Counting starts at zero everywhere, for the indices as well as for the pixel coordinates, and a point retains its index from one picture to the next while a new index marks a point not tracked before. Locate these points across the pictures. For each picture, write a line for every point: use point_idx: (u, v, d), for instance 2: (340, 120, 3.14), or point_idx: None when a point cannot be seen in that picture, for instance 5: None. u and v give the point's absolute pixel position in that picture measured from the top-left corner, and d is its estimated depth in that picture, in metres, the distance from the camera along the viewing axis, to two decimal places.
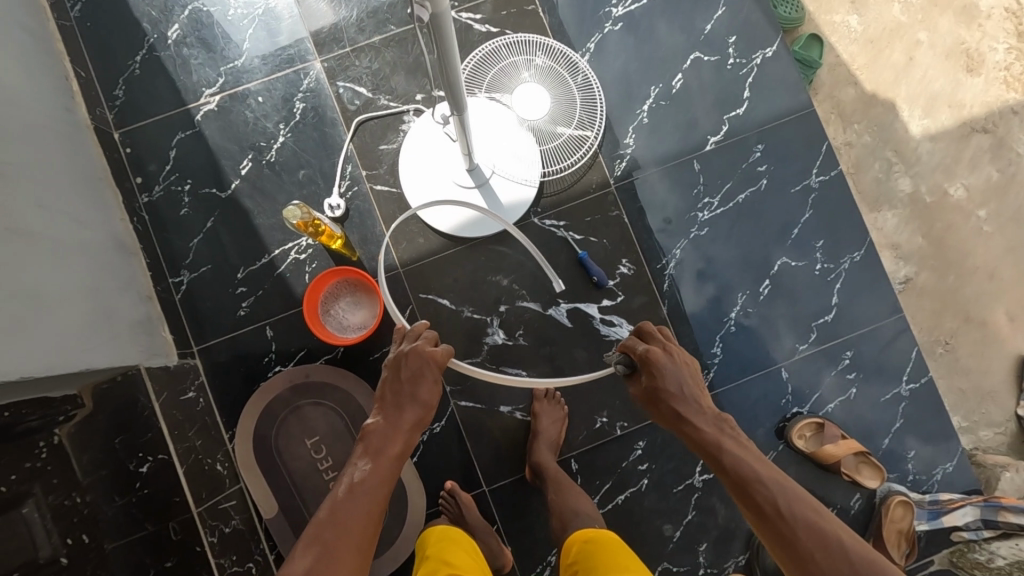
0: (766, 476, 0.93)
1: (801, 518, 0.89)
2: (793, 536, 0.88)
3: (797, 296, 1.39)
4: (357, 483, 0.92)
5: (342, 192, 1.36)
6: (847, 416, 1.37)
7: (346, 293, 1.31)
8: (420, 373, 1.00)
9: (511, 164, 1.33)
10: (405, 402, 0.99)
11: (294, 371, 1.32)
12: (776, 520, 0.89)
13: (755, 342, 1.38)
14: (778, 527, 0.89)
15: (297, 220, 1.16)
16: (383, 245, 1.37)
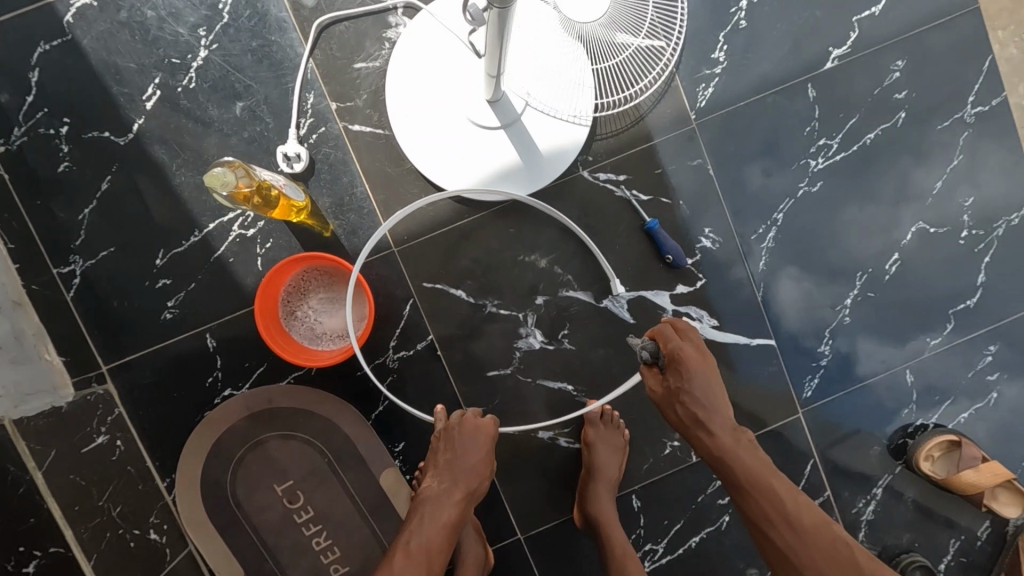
0: (784, 493, 0.72)
1: (822, 543, 0.71)
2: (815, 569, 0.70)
3: (934, 273, 1.03)
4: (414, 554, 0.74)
5: (304, 135, 0.93)
6: (986, 429, 1.05)
7: (317, 285, 0.90)
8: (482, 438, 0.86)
9: (556, 94, 0.89)
10: (466, 464, 0.83)
11: (251, 396, 0.94)
12: (793, 542, 0.71)
13: (874, 337, 1.04)
14: (787, 547, 0.71)
15: (231, 191, 0.75)
16: (367, 213, 0.94)
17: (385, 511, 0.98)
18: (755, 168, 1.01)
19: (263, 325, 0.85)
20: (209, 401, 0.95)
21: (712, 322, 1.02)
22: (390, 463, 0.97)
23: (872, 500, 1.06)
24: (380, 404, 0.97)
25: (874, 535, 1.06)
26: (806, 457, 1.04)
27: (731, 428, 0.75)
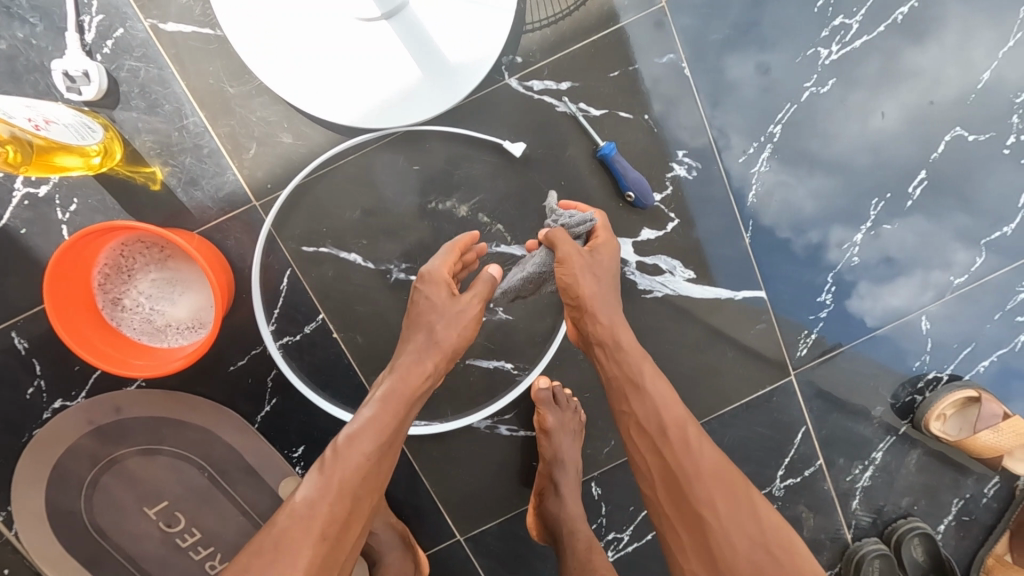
0: (665, 394, 0.58)
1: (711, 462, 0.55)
2: (697, 485, 0.53)
3: (970, 191, 0.81)
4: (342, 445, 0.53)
5: (91, 41, 0.63)
6: (1016, 382, 0.86)
7: (145, 259, 0.66)
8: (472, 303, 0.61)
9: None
10: (435, 330, 0.59)
11: (92, 406, 0.72)
12: (678, 446, 0.56)
13: (884, 277, 0.83)
14: (677, 462, 0.55)
15: None
16: (207, 153, 0.67)
17: None
18: (739, 66, 0.77)
19: (76, 336, 0.61)
20: (35, 418, 0.72)
21: (687, 274, 0.80)
22: (289, 472, 0.77)
23: (870, 465, 0.90)
24: (267, 403, 0.75)
25: (870, 502, 0.92)
26: (798, 425, 0.87)
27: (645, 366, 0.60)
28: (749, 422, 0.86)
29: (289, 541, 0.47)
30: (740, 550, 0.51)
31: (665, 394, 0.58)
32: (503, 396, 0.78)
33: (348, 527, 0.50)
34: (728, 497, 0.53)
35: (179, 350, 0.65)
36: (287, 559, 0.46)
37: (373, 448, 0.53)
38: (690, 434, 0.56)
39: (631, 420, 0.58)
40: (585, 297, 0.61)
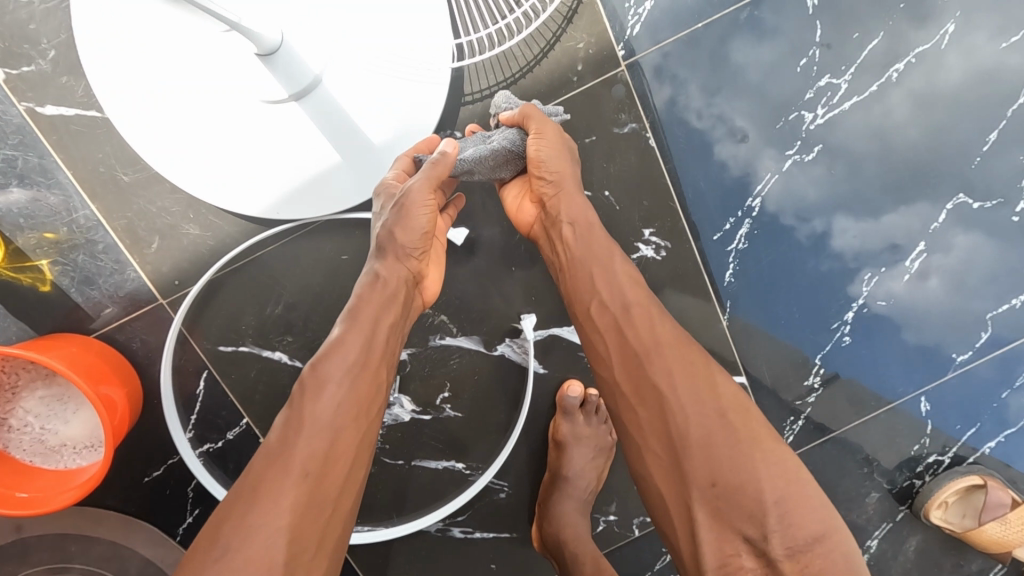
0: (618, 275, 0.52)
1: (676, 350, 0.47)
2: (655, 359, 0.47)
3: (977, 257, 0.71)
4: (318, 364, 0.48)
5: None
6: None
7: (30, 375, 0.58)
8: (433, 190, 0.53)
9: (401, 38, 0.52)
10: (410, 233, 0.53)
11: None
12: (640, 330, 0.49)
13: (881, 359, 0.73)
14: (640, 348, 0.48)
15: None
16: (103, 248, 0.59)
17: None
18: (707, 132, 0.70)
19: None
20: None
21: None
22: None
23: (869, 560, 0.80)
24: (188, 515, 0.67)
25: None
26: None
27: (627, 273, 0.52)
28: None
29: (264, 486, 0.42)
30: (721, 434, 0.43)
31: (622, 273, 0.52)
32: (450, 502, 0.69)
33: (334, 461, 0.45)
34: (705, 388, 0.45)
35: (79, 474, 0.57)
36: (268, 508, 0.41)
37: (343, 376, 0.47)
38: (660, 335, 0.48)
39: (602, 360, 0.50)
40: (564, 175, 0.56)
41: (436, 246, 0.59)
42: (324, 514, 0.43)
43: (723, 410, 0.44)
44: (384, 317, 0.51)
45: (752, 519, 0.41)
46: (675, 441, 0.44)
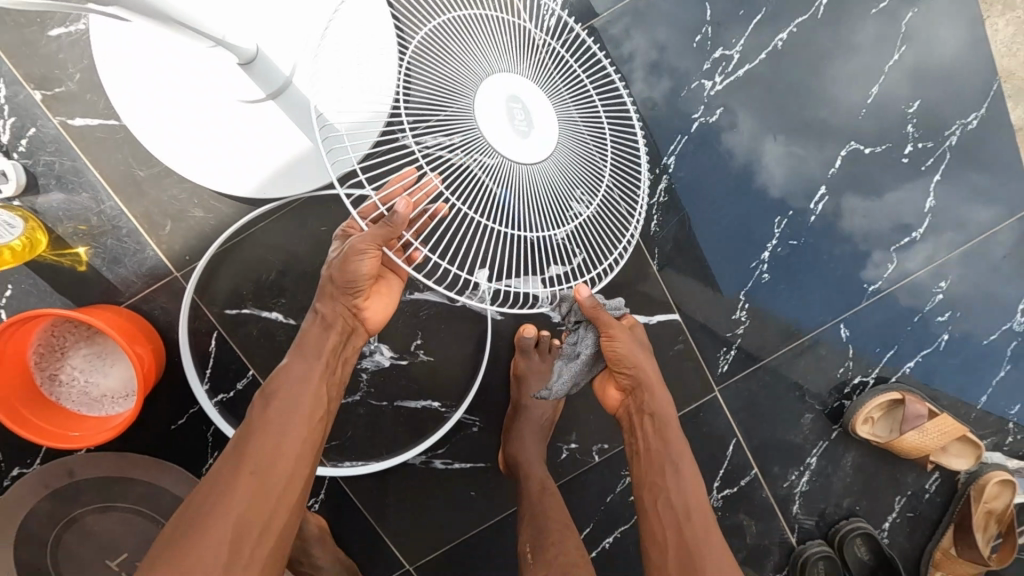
0: (674, 465, 0.63)
1: (703, 527, 0.61)
2: (695, 540, 0.60)
3: (862, 207, 0.91)
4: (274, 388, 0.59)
5: (7, 142, 0.68)
6: (938, 378, 0.92)
7: (77, 337, 0.71)
8: (377, 247, 0.56)
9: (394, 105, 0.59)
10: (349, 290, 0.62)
11: (46, 472, 0.78)
12: (682, 503, 0.62)
13: (798, 290, 0.90)
14: (687, 530, 0.61)
15: None
16: (129, 234, 0.72)
17: None
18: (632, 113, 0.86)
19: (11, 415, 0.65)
20: None
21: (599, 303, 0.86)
22: None
23: (806, 471, 0.93)
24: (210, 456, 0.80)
25: (809, 504, 0.95)
26: (728, 435, 0.90)
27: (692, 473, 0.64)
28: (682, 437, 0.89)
29: (233, 478, 0.53)
30: None
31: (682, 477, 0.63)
32: (430, 435, 0.82)
33: (268, 493, 0.54)
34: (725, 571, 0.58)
35: (116, 415, 0.71)
36: (227, 500, 0.52)
37: (303, 408, 0.59)
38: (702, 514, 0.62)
39: (650, 522, 0.63)
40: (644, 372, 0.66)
41: (386, 289, 0.67)
42: (253, 536, 0.52)
43: None
44: (315, 380, 0.60)
45: None
46: None
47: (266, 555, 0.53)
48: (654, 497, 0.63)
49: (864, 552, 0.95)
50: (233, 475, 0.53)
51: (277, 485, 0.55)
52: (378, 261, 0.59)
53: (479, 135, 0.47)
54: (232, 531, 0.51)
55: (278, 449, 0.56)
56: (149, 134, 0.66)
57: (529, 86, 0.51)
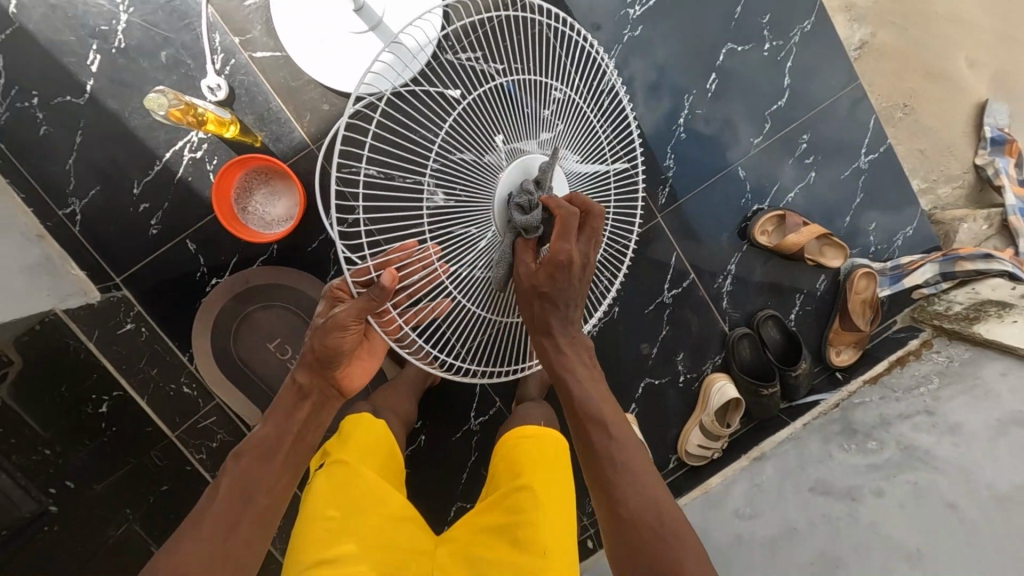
0: (595, 439, 0.81)
1: (638, 479, 0.78)
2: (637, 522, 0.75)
3: (754, 86, 1.28)
4: (256, 440, 0.87)
5: (219, 69, 1.16)
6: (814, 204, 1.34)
7: (259, 184, 1.17)
8: (355, 317, 0.83)
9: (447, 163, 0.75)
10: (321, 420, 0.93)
11: (233, 280, 1.22)
12: (616, 477, 0.79)
13: (707, 145, 1.29)
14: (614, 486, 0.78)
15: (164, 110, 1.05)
16: (286, 122, 1.20)
17: None
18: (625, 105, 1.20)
19: (222, 218, 1.12)
20: (202, 290, 1.24)
21: None
22: None
23: (729, 277, 1.36)
24: (332, 270, 1.27)
25: (735, 301, 1.37)
26: (670, 250, 1.33)
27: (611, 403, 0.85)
28: (640, 253, 1.32)
29: (204, 514, 0.78)
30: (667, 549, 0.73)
31: (622, 450, 0.80)
32: None
33: (227, 549, 0.76)
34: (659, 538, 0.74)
35: (272, 230, 1.15)
36: (193, 555, 0.74)
37: (269, 471, 0.85)
38: (630, 440, 0.82)
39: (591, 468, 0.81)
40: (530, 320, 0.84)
41: (353, 365, 0.94)
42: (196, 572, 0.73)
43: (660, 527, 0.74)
44: (275, 470, 0.85)
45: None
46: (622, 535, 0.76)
47: None
48: (597, 424, 0.82)
49: (775, 332, 1.36)
50: (221, 494, 0.81)
51: (261, 508, 0.82)
52: (351, 337, 0.87)
53: (494, 205, 0.78)
54: None
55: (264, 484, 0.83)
56: (297, 54, 1.13)
57: (545, 169, 0.81)
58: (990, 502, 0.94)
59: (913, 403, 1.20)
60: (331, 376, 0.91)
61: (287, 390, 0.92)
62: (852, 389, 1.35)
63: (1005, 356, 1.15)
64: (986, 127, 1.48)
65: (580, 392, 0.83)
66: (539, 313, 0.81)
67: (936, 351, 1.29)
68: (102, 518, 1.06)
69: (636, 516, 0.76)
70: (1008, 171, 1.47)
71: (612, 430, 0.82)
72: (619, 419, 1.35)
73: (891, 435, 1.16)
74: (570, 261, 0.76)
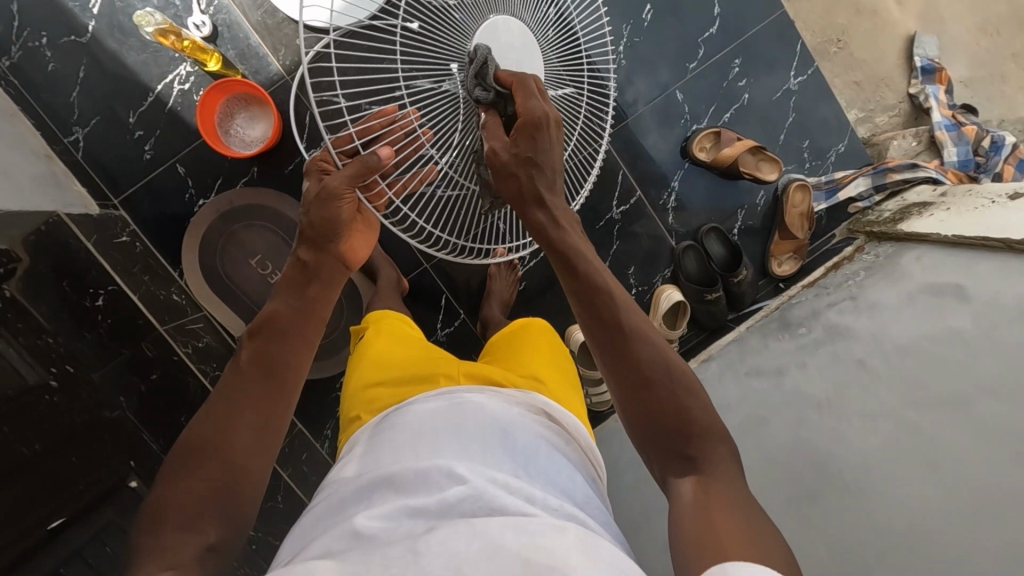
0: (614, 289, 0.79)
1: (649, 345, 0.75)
2: (656, 379, 0.73)
3: (688, 16, 1.40)
4: (270, 317, 0.83)
5: (203, 9, 1.30)
6: (747, 125, 1.47)
7: (239, 110, 1.31)
8: (349, 186, 0.81)
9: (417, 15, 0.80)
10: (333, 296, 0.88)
11: (217, 201, 1.35)
12: (627, 339, 0.75)
13: (646, 71, 1.41)
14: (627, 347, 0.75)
15: (154, 30, 1.22)
16: (264, 57, 1.34)
17: None
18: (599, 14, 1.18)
19: (207, 136, 1.27)
20: (191, 210, 1.38)
21: None
22: None
23: (672, 194, 1.47)
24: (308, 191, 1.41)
25: (680, 217, 1.48)
26: (618, 170, 1.44)
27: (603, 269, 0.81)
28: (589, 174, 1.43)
29: (224, 392, 0.76)
30: (686, 406, 0.71)
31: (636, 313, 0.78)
32: None
33: (259, 419, 0.75)
34: (676, 393, 0.72)
35: (249, 149, 1.30)
36: (226, 424, 0.72)
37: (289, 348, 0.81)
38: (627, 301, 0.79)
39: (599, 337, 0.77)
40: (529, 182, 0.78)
41: (359, 228, 0.93)
42: (234, 448, 0.71)
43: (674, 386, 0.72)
44: (290, 344, 0.81)
45: (671, 435, 0.70)
46: (644, 390, 0.73)
47: (251, 456, 0.72)
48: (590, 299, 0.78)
49: (719, 246, 1.47)
50: (244, 371, 0.78)
51: (282, 389, 0.78)
52: (354, 204, 0.85)
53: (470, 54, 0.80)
54: (236, 459, 0.71)
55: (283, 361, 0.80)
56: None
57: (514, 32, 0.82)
58: (894, 354, 0.98)
59: (841, 293, 1.30)
60: (332, 254, 0.87)
61: (289, 268, 0.88)
62: (791, 294, 1.46)
63: (923, 245, 1.23)
64: (915, 57, 1.52)
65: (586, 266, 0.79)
66: (535, 186, 0.79)
67: (867, 253, 1.38)
68: (97, 402, 1.12)
69: (648, 379, 0.73)
70: (938, 97, 1.50)
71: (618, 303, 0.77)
72: (574, 328, 1.46)
73: (818, 320, 1.26)
74: (545, 117, 0.77)
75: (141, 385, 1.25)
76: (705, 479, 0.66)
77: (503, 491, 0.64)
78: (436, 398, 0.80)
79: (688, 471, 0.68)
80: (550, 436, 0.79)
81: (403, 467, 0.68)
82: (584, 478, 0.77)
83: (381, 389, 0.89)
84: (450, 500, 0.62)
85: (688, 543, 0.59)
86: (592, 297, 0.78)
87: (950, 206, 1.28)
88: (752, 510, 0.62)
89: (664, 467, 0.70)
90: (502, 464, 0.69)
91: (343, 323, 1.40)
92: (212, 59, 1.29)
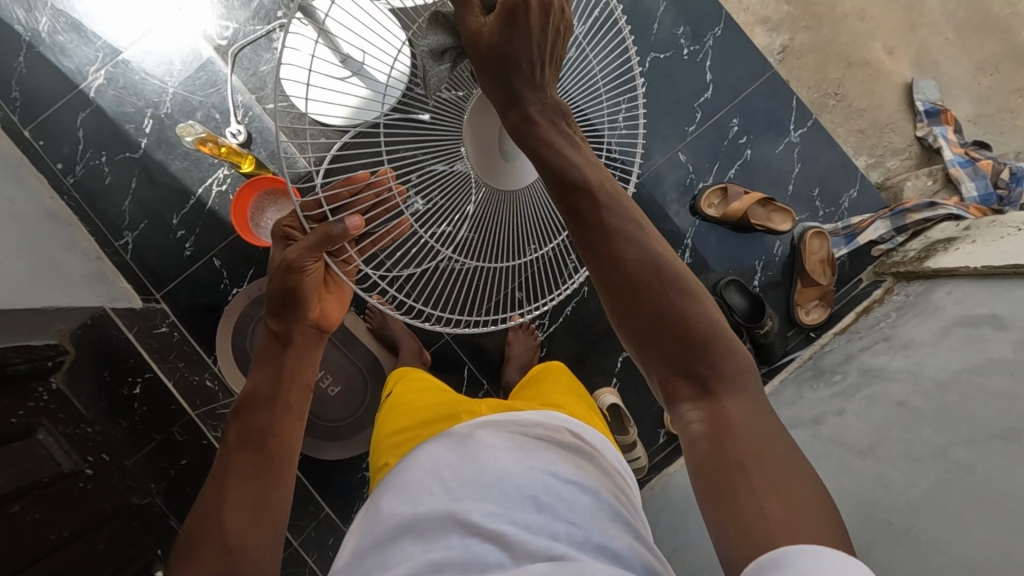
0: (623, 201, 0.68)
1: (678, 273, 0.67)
2: (697, 314, 0.65)
3: (680, 84, 1.48)
4: (251, 398, 0.82)
5: (239, 120, 1.46)
6: (752, 178, 1.50)
7: (270, 204, 1.41)
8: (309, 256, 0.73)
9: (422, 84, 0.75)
10: (310, 358, 0.85)
11: (249, 289, 1.42)
12: (647, 271, 0.65)
13: (647, 136, 1.47)
14: (636, 275, 0.65)
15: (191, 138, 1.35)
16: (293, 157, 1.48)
17: (356, 343, 1.41)
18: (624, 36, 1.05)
19: (239, 226, 1.38)
20: (226, 298, 1.47)
21: None
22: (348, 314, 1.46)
23: (687, 250, 1.48)
24: None
25: (697, 272, 1.48)
26: None
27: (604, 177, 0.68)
28: None
29: (222, 479, 0.76)
30: (707, 344, 0.64)
31: (645, 235, 0.67)
32: None
33: (256, 496, 0.75)
34: (707, 331, 0.65)
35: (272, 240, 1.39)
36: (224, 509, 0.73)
37: (271, 414, 0.80)
38: (631, 207, 0.68)
39: (611, 255, 0.66)
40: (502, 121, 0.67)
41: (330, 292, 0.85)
42: (237, 524, 0.71)
43: (706, 325, 0.65)
44: (270, 411, 0.80)
45: (683, 341, 0.64)
46: (661, 310, 0.65)
47: (256, 531, 0.72)
48: (587, 175, 0.66)
49: (739, 298, 1.44)
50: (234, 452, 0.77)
51: (276, 460, 0.78)
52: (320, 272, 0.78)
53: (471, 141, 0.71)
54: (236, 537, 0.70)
55: (267, 429, 0.79)
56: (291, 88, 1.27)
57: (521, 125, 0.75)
58: (933, 390, 0.94)
59: (874, 335, 1.25)
60: (302, 322, 0.82)
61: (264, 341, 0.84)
62: (824, 343, 1.42)
63: (951, 278, 1.19)
64: (917, 102, 1.54)
65: (552, 154, 0.65)
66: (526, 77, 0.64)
67: (897, 294, 1.34)
68: (123, 490, 1.14)
69: (651, 281, 0.65)
70: (947, 137, 1.50)
71: (599, 195, 0.66)
72: (601, 390, 1.42)
73: (852, 364, 1.21)
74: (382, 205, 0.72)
75: (171, 469, 1.29)
76: (718, 407, 0.62)
77: (526, 533, 0.62)
78: (443, 437, 0.76)
79: (699, 398, 0.64)
80: (569, 456, 0.73)
81: (419, 514, 0.66)
82: (615, 494, 0.71)
83: (408, 433, 0.86)
84: (476, 553, 0.62)
85: (719, 507, 0.58)
86: (573, 191, 0.65)
87: (976, 238, 1.23)
88: (775, 448, 0.59)
89: (673, 390, 0.66)
90: (519, 500, 0.65)
91: (367, 399, 1.40)
92: (246, 161, 1.40)
